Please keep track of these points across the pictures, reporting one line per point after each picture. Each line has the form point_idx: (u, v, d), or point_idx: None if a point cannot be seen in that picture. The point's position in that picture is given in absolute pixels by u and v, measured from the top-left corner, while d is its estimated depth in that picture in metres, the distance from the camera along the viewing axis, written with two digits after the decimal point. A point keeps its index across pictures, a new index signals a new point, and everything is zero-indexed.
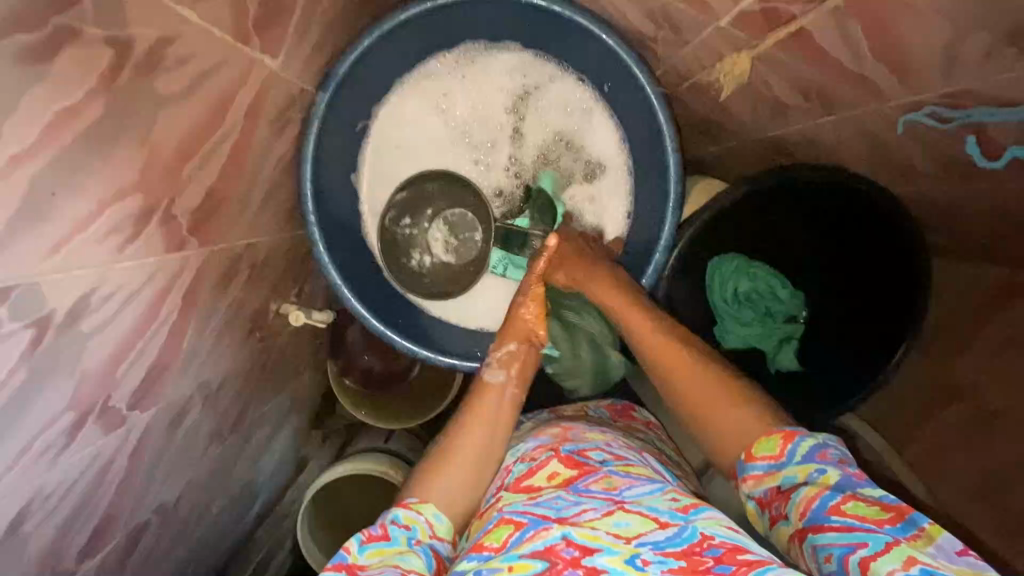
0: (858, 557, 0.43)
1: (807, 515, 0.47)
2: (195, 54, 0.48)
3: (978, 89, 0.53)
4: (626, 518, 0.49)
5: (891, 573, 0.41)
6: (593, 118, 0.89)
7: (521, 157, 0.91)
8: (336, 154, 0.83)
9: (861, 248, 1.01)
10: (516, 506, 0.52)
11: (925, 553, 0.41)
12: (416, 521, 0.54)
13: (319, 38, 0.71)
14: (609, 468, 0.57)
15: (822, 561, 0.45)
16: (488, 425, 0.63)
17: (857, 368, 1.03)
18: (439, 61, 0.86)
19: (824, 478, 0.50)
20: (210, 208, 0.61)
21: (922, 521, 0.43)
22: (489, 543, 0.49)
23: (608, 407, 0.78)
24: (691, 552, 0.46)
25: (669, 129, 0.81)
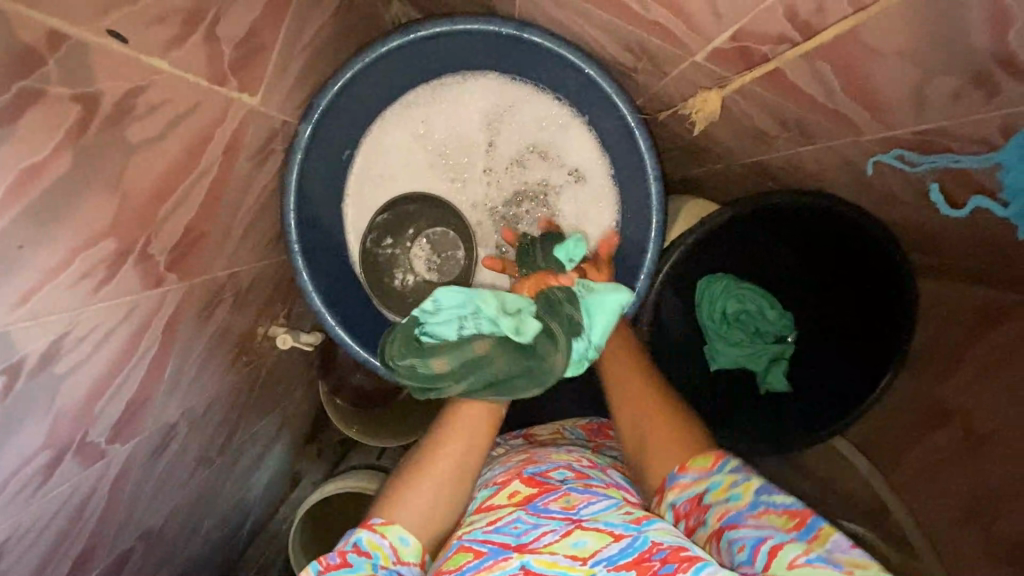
0: (768, 547, 0.46)
1: (723, 519, 0.50)
2: (166, 101, 0.48)
3: (946, 131, 0.54)
4: (584, 536, 0.51)
5: (795, 560, 0.44)
6: (570, 133, 0.89)
7: (503, 174, 0.91)
8: (321, 183, 0.83)
9: (846, 266, 1.01)
10: (475, 535, 0.53)
11: (821, 550, 0.45)
12: (379, 547, 0.53)
13: (299, 73, 0.71)
14: (569, 484, 0.59)
15: (735, 553, 0.47)
16: (469, 433, 0.61)
17: (843, 396, 1.03)
18: (418, 90, 0.87)
19: (745, 486, 0.51)
20: (189, 244, 0.62)
21: (819, 522, 0.47)
22: (446, 568, 0.51)
23: (585, 428, 0.84)
24: (642, 560, 0.48)
25: (650, 156, 0.81)
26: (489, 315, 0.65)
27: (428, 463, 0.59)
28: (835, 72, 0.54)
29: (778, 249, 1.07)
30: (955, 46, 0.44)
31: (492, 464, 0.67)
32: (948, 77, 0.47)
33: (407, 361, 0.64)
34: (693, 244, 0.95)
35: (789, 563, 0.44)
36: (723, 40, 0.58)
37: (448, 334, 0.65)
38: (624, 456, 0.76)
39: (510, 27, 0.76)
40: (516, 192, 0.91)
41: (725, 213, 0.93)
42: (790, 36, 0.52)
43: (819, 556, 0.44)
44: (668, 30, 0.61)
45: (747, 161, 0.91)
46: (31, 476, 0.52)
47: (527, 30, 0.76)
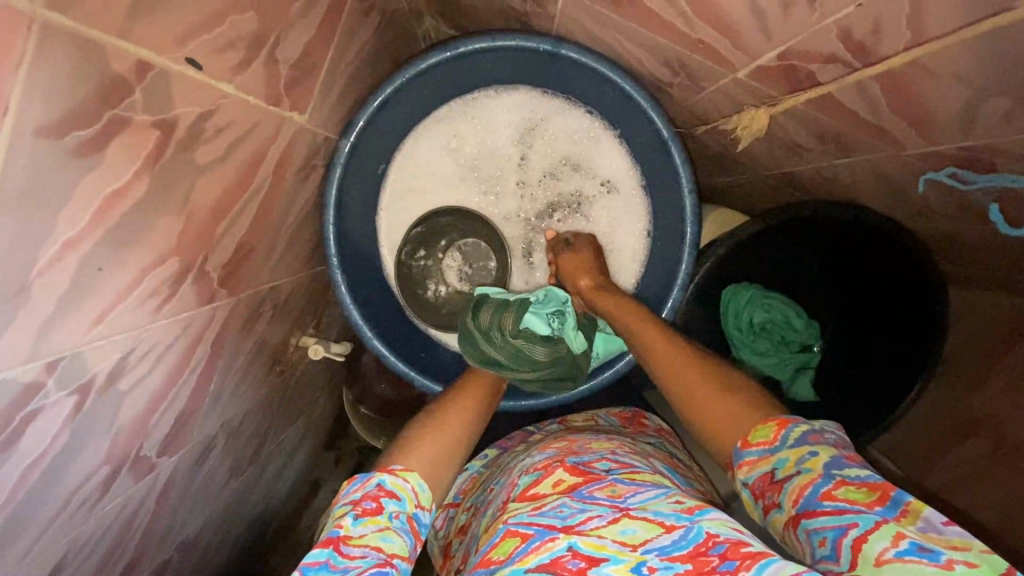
0: (851, 539, 0.43)
1: (800, 502, 0.47)
2: (230, 124, 0.49)
3: (994, 149, 0.54)
4: (632, 525, 0.53)
5: (882, 552, 0.41)
6: (601, 143, 0.90)
7: (534, 185, 0.91)
8: (358, 197, 0.84)
9: (874, 275, 1.01)
10: (521, 518, 0.57)
11: (912, 531, 0.41)
12: (403, 490, 0.55)
13: (342, 91, 0.72)
14: (614, 475, 0.63)
15: (817, 546, 0.45)
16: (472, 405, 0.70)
17: (876, 405, 1.03)
18: (450, 104, 0.88)
19: (815, 462, 0.49)
20: (238, 260, 0.62)
21: (906, 497, 0.44)
22: (495, 557, 0.54)
23: (620, 416, 0.89)
24: (698, 553, 0.49)
25: (685, 169, 0.82)
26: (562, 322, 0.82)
27: (445, 424, 0.65)
28: (883, 90, 0.54)
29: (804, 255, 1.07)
30: (1014, 69, 0.44)
31: (534, 454, 0.74)
32: (1001, 97, 0.48)
33: (518, 339, 0.78)
34: (726, 252, 0.95)
35: (875, 555, 0.41)
36: (769, 58, 0.58)
37: (536, 326, 0.80)
38: (664, 444, 0.80)
39: (548, 43, 0.77)
40: (548, 202, 0.92)
41: (756, 224, 0.94)
42: (840, 56, 0.52)
43: (911, 544, 0.40)
44: (713, 49, 0.62)
45: (778, 172, 0.91)
46: (90, 491, 0.52)
47: (563, 45, 0.77)
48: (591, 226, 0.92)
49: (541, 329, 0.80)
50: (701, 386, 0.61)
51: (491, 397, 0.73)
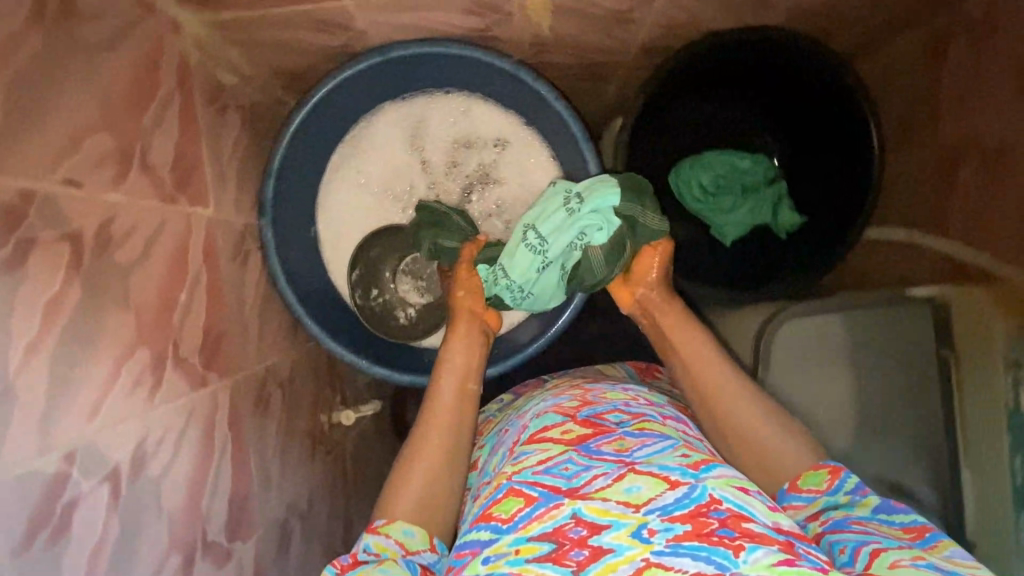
0: (870, 548, 0.54)
1: (830, 523, 0.59)
2: (136, 225, 0.58)
3: None
4: (637, 482, 0.56)
5: (897, 560, 0.52)
6: (473, 112, 0.98)
7: (441, 176, 1.00)
8: (304, 263, 0.93)
9: (779, 83, 1.05)
10: (525, 476, 0.59)
11: (936, 556, 0.53)
12: (385, 545, 0.63)
13: (239, 181, 0.83)
14: (625, 427, 0.65)
15: (836, 552, 0.56)
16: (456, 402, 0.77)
17: (853, 183, 1.03)
18: (339, 151, 0.97)
19: (864, 501, 0.61)
20: (214, 344, 0.71)
21: (936, 539, 0.56)
22: (499, 513, 0.57)
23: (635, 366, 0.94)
24: (698, 514, 0.53)
25: (542, 86, 0.87)
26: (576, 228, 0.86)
27: (422, 440, 0.73)
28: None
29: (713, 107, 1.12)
30: None
31: (547, 397, 0.75)
32: None
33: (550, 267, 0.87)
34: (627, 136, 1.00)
35: (890, 561, 0.52)
36: None
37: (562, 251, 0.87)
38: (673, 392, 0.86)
39: (375, 56, 0.85)
40: (460, 183, 1.00)
41: (640, 99, 0.98)
42: None
43: (928, 562, 0.52)
44: None
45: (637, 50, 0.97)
46: None
47: (390, 50, 0.85)
48: (505, 183, 1.00)
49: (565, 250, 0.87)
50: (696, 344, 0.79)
51: (465, 392, 0.78)
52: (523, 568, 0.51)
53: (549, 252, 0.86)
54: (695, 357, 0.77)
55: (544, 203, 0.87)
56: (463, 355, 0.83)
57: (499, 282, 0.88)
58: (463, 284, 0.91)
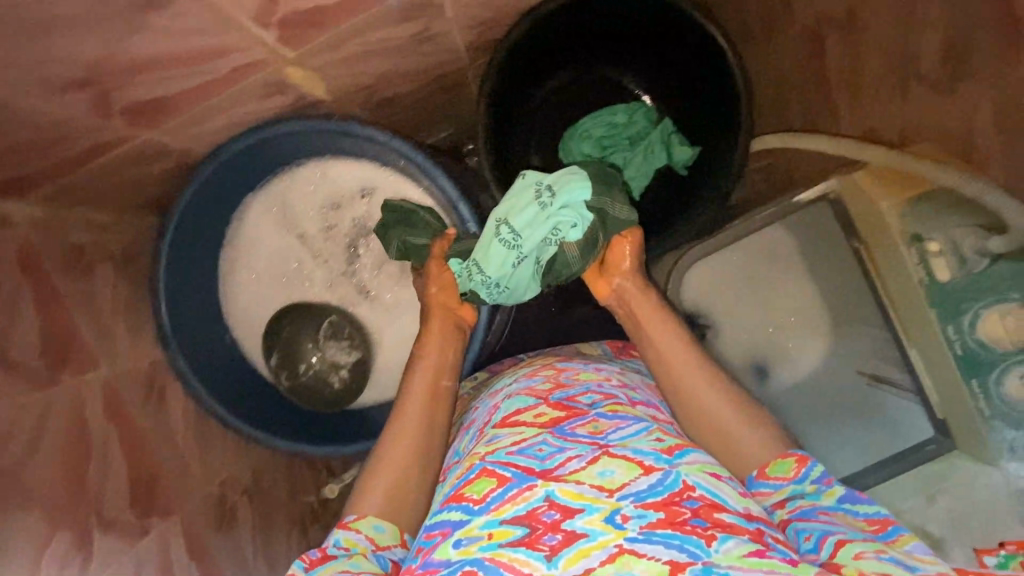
0: (835, 539, 0.52)
1: (796, 512, 0.57)
2: (13, 428, 0.64)
3: None
4: (611, 466, 0.54)
5: (858, 554, 0.50)
6: (330, 174, 0.98)
7: (324, 244, 1.00)
8: (229, 371, 0.96)
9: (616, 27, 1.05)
10: (498, 457, 0.58)
11: (897, 550, 0.51)
12: (356, 540, 0.61)
13: (133, 326, 0.87)
14: (598, 408, 0.63)
15: (802, 541, 0.54)
16: (426, 406, 0.72)
17: (726, 96, 0.99)
18: (223, 257, 1.00)
19: (829, 493, 0.58)
20: (146, 490, 0.76)
21: (901, 531, 0.53)
22: (469, 494, 0.56)
23: (613, 347, 0.91)
24: (671, 502, 0.51)
25: (369, 130, 0.88)
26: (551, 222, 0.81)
27: (397, 436, 0.69)
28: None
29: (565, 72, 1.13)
30: None
31: (520, 378, 0.73)
32: None
33: (524, 262, 0.82)
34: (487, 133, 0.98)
35: (851, 556, 0.50)
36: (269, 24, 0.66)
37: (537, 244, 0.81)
38: (648, 371, 0.82)
39: (206, 164, 0.86)
40: (344, 243, 1.00)
41: (486, 115, 0.97)
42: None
43: (891, 557, 0.49)
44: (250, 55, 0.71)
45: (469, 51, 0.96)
46: None
47: (216, 153, 0.86)
48: None
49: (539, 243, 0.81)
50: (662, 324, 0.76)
51: (437, 395, 0.73)
52: (496, 551, 0.49)
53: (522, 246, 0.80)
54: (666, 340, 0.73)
55: (517, 195, 0.81)
56: (438, 353, 0.78)
57: (473, 278, 0.82)
58: (436, 279, 0.86)
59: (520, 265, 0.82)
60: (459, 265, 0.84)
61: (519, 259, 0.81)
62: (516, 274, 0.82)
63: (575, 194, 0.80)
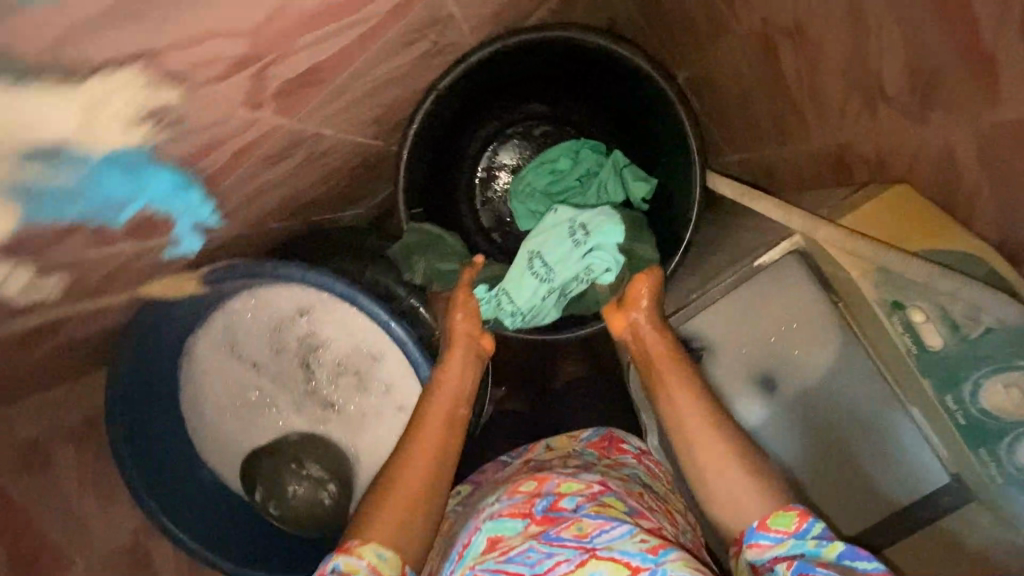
0: None
1: (795, 567, 0.50)
2: None
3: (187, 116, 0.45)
4: (599, 568, 0.52)
5: None
6: (263, 300, 0.92)
7: (277, 369, 0.94)
8: (212, 517, 0.95)
9: (538, 67, 0.93)
10: (488, 566, 0.55)
11: None
12: (357, 567, 0.55)
13: (103, 497, 0.90)
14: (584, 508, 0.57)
15: None
16: (437, 449, 0.64)
17: (673, 127, 0.88)
18: (183, 402, 0.97)
19: (829, 548, 0.52)
20: None
21: None
22: None
23: (595, 444, 0.76)
24: None
25: (277, 264, 0.81)
26: (584, 260, 0.84)
27: (414, 451, 0.63)
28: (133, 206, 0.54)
29: (496, 116, 1.02)
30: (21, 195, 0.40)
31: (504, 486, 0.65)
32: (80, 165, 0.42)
33: (552, 295, 0.85)
34: (419, 221, 0.90)
35: None
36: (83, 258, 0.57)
37: (566, 279, 0.84)
38: (647, 478, 0.70)
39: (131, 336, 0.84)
40: (297, 364, 0.94)
41: (417, 206, 0.94)
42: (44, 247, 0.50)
43: None
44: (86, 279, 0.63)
45: (371, 138, 0.85)
46: None
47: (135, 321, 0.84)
48: (334, 342, 0.93)
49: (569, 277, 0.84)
50: (683, 382, 0.64)
51: (455, 421, 0.67)
52: None
53: (554, 281, 0.84)
54: (683, 408, 0.62)
55: (553, 231, 0.85)
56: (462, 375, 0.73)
57: (502, 308, 0.84)
58: (462, 307, 0.80)
59: (548, 300, 0.85)
60: (486, 295, 0.85)
61: (549, 293, 0.85)
62: (543, 307, 0.86)
63: (609, 232, 0.83)
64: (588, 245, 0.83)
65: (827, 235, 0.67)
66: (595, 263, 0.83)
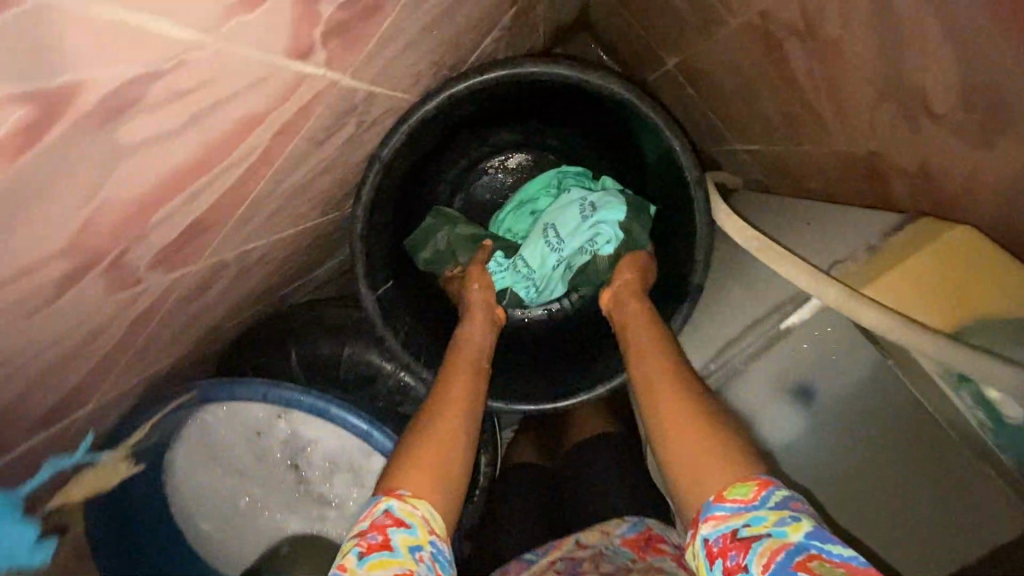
0: None
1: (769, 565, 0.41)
2: None
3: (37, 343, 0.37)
4: None
5: None
6: (234, 410, 0.82)
7: (267, 475, 0.85)
8: None
9: (502, 101, 0.79)
10: None
11: None
12: (412, 515, 0.49)
13: None
14: None
15: None
16: (456, 434, 0.57)
17: (667, 153, 0.74)
18: (180, 520, 0.89)
19: (796, 527, 0.43)
20: None
21: None
22: None
23: (629, 542, 0.69)
24: None
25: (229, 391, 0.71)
26: (589, 233, 0.83)
27: (440, 400, 0.61)
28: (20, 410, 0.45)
29: (466, 154, 0.89)
30: None
31: None
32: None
33: (558, 265, 0.86)
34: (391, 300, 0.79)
35: None
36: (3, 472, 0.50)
37: (571, 250, 0.85)
38: None
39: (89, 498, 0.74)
40: (287, 468, 0.85)
41: (388, 277, 0.79)
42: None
43: None
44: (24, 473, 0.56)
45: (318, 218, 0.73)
46: None
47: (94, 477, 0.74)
48: (319, 441, 0.83)
49: (574, 249, 0.84)
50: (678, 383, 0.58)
51: (480, 369, 0.67)
52: None
53: (563, 251, 0.85)
54: (674, 413, 0.55)
55: (563, 203, 0.86)
56: (482, 332, 0.73)
57: (513, 273, 0.87)
58: (479, 278, 0.80)
59: (555, 271, 0.86)
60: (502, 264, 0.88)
61: (556, 264, 0.86)
62: (551, 277, 0.87)
63: (615, 204, 0.83)
64: (596, 213, 0.83)
65: (878, 324, 0.51)
66: (599, 234, 0.83)
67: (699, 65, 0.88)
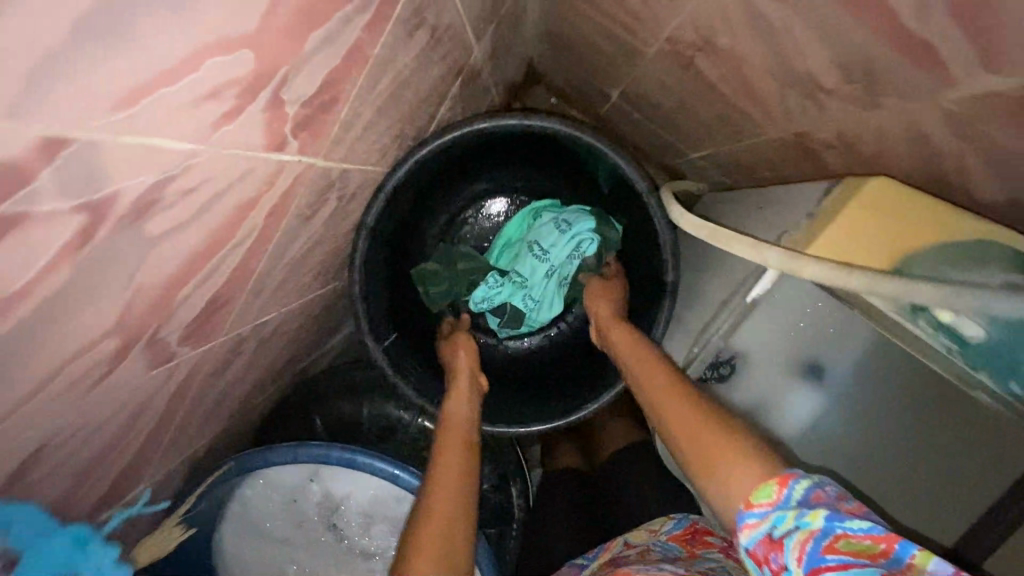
0: None
1: (805, 561, 0.39)
2: None
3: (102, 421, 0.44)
4: None
5: None
6: (255, 508, 0.87)
7: (307, 554, 0.89)
8: None
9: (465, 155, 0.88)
10: None
11: None
12: None
13: None
14: None
15: None
16: (462, 502, 0.58)
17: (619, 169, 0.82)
18: None
19: (812, 515, 0.40)
20: None
21: (907, 551, 0.38)
22: None
23: (677, 537, 0.69)
24: None
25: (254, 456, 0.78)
26: (568, 244, 0.93)
27: (442, 454, 0.65)
28: (87, 491, 0.52)
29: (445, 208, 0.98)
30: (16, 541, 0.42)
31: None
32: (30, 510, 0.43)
33: (548, 276, 0.96)
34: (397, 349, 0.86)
35: None
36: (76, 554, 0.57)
37: (555, 261, 0.94)
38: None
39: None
40: (323, 541, 0.89)
41: (391, 330, 0.87)
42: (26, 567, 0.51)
43: None
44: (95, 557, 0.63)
45: (319, 289, 0.81)
46: None
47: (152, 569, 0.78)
48: (341, 503, 0.88)
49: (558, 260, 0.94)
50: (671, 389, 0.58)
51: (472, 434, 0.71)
52: None
53: (551, 262, 0.95)
54: (672, 409, 0.55)
55: (541, 223, 0.95)
56: (463, 408, 0.77)
57: (507, 290, 0.97)
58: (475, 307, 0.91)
59: (545, 281, 0.96)
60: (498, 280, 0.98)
61: (545, 275, 0.95)
62: (544, 287, 0.96)
63: (585, 215, 0.93)
64: (571, 225, 0.93)
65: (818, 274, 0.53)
66: (577, 242, 0.93)
67: (637, 89, 0.97)
